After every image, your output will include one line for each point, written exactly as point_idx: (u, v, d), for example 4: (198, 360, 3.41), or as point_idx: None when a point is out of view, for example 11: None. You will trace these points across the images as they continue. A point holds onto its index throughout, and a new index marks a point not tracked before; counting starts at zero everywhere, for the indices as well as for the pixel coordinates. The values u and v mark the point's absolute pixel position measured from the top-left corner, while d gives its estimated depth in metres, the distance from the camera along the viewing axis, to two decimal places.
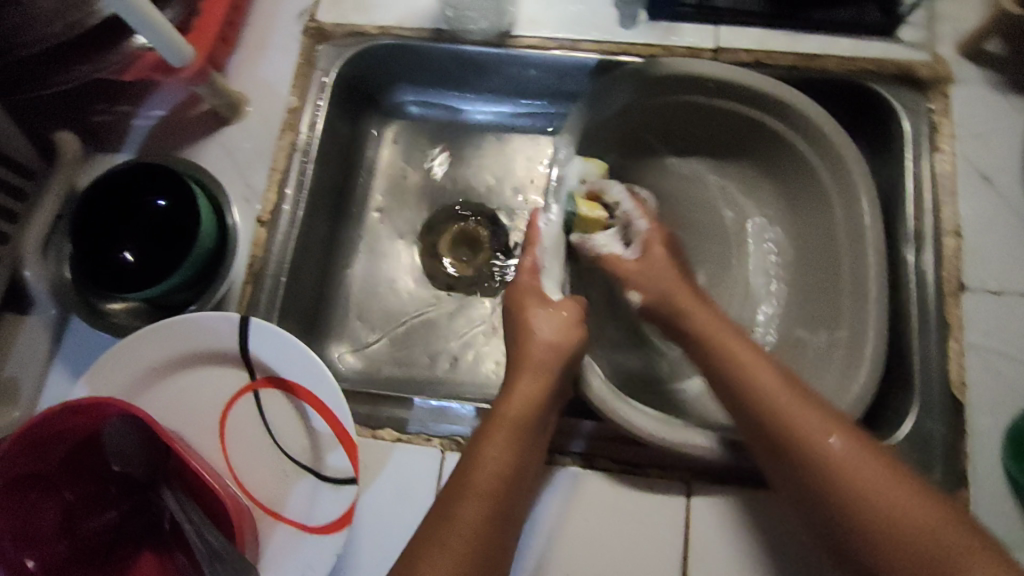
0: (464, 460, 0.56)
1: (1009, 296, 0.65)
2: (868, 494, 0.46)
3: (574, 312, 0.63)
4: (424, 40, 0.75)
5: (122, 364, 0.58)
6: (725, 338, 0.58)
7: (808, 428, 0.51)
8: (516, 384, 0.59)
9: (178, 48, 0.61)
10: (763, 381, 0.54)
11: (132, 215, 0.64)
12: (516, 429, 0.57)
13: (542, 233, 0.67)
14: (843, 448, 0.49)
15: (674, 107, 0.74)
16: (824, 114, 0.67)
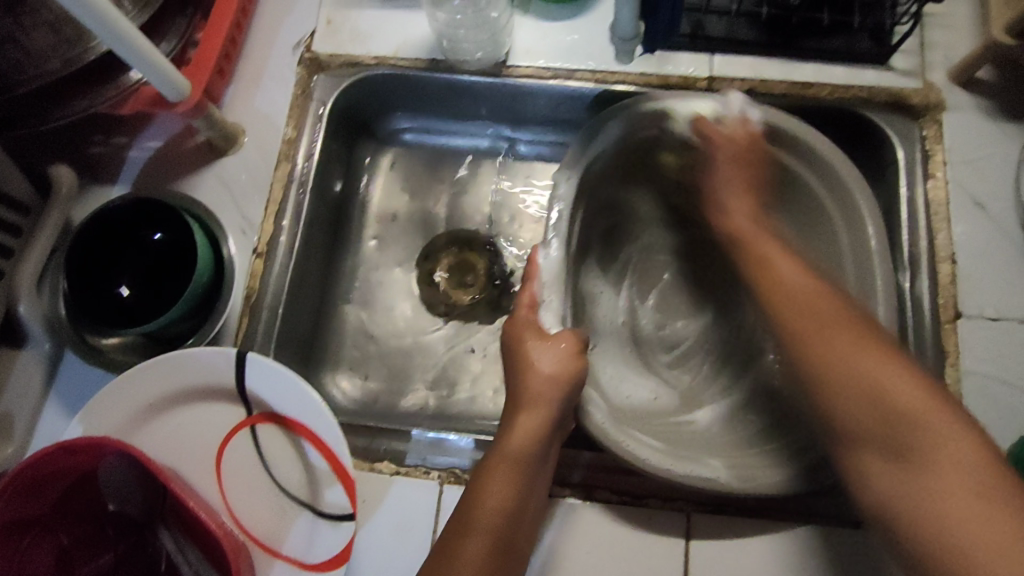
0: (466, 497, 0.57)
1: (1006, 322, 0.65)
2: (877, 386, 0.48)
3: (574, 342, 0.61)
4: (421, 69, 0.75)
5: (117, 402, 0.58)
6: (763, 250, 0.61)
7: (830, 330, 0.52)
8: (514, 420, 0.59)
9: (174, 81, 0.61)
10: (801, 294, 0.56)
11: (129, 249, 0.64)
12: (518, 464, 0.57)
13: (540, 267, 0.65)
14: (834, 312, 0.53)
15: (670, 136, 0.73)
16: (831, 146, 0.67)
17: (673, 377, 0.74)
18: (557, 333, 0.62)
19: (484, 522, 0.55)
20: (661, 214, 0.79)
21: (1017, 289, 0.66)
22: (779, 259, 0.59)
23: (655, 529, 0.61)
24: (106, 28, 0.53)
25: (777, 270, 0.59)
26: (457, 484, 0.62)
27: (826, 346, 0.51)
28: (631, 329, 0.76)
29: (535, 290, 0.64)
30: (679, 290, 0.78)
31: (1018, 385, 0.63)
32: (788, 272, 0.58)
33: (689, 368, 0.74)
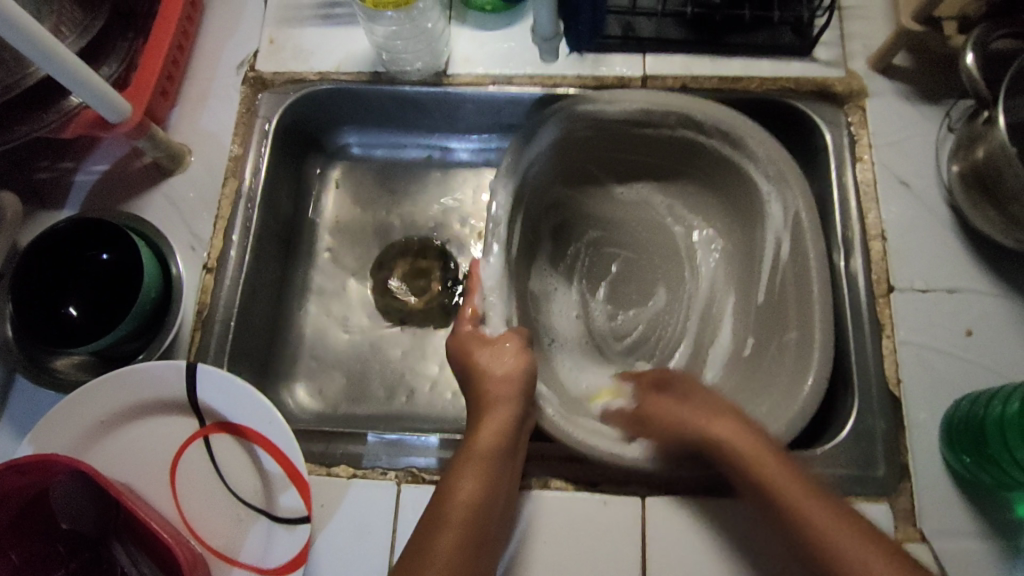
0: (437, 496, 0.57)
1: (937, 293, 0.68)
2: None
3: (519, 340, 0.64)
4: (363, 83, 0.77)
5: (69, 419, 0.58)
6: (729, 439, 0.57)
7: (846, 545, 0.49)
8: (478, 421, 0.60)
9: (114, 104, 0.62)
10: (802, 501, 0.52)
11: (77, 270, 0.65)
12: (486, 457, 0.58)
13: (483, 278, 0.67)
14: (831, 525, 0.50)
15: (610, 138, 0.76)
16: (758, 130, 0.70)
17: (627, 368, 0.76)
18: (501, 334, 0.64)
19: (455, 522, 0.54)
20: (606, 213, 0.81)
21: (944, 261, 0.69)
22: (766, 461, 0.55)
23: (614, 513, 0.62)
24: (44, 55, 0.54)
25: (774, 488, 0.53)
26: (415, 483, 0.63)
27: (852, 573, 0.48)
28: (585, 325, 0.78)
29: (478, 300, 0.66)
30: (627, 282, 0.79)
31: (950, 351, 0.66)
32: (781, 480, 0.53)
33: (642, 359, 0.76)
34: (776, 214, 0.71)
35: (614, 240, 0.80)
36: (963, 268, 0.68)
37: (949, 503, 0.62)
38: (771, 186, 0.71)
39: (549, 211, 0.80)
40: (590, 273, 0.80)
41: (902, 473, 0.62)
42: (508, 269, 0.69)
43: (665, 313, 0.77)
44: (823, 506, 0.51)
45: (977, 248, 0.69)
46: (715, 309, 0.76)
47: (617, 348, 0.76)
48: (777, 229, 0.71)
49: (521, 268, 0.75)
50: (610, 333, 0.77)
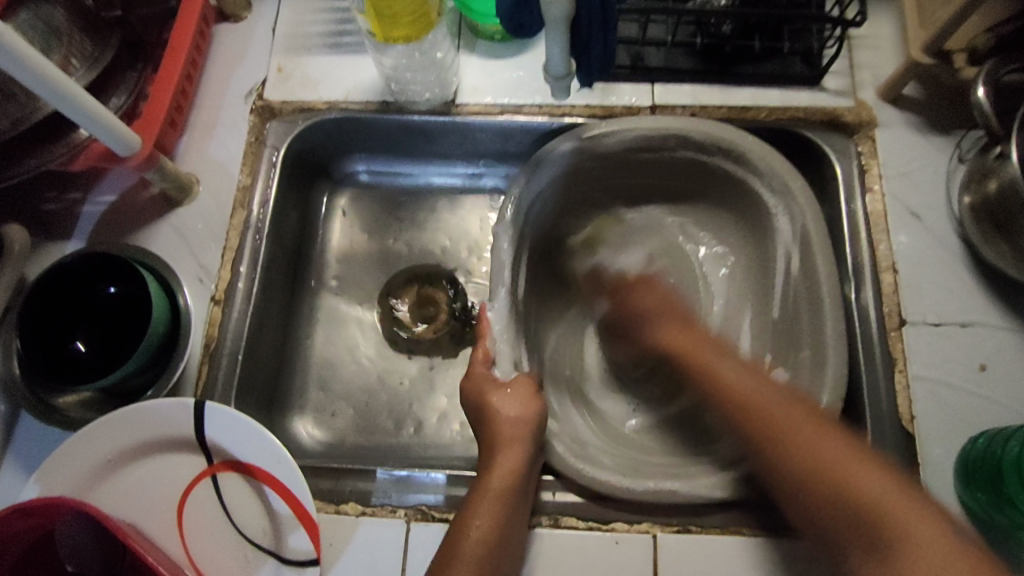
0: (449, 538, 0.56)
1: (949, 327, 0.67)
2: (805, 447, 0.52)
3: (529, 384, 0.64)
4: (372, 111, 0.77)
5: (75, 458, 0.57)
6: (664, 323, 0.68)
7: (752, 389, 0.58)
8: (492, 456, 0.60)
9: (126, 138, 0.62)
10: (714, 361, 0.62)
11: (84, 305, 0.64)
12: (500, 495, 0.58)
13: (490, 323, 0.66)
14: (736, 374, 0.60)
15: (627, 164, 0.76)
16: (763, 146, 0.71)
17: (645, 395, 0.74)
18: (511, 379, 0.64)
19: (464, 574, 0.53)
20: (621, 237, 0.81)
21: (957, 295, 0.68)
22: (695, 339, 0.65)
23: (626, 552, 0.61)
24: (54, 91, 0.54)
25: (804, 442, 0.53)
26: (423, 520, 0.62)
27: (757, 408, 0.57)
28: (601, 352, 0.77)
29: (489, 343, 0.66)
30: (641, 305, 0.77)
31: (963, 386, 0.65)
32: (710, 351, 0.64)
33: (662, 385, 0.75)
34: (787, 237, 0.71)
35: (625, 264, 0.80)
36: (975, 301, 0.68)
37: None
38: (778, 202, 0.72)
39: (555, 244, 0.80)
40: (604, 298, 0.79)
41: None
42: (517, 312, 0.69)
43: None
44: (733, 364, 0.62)
45: (991, 282, 0.68)
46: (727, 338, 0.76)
47: (635, 374, 0.75)
48: (789, 256, 0.71)
49: (530, 303, 0.75)
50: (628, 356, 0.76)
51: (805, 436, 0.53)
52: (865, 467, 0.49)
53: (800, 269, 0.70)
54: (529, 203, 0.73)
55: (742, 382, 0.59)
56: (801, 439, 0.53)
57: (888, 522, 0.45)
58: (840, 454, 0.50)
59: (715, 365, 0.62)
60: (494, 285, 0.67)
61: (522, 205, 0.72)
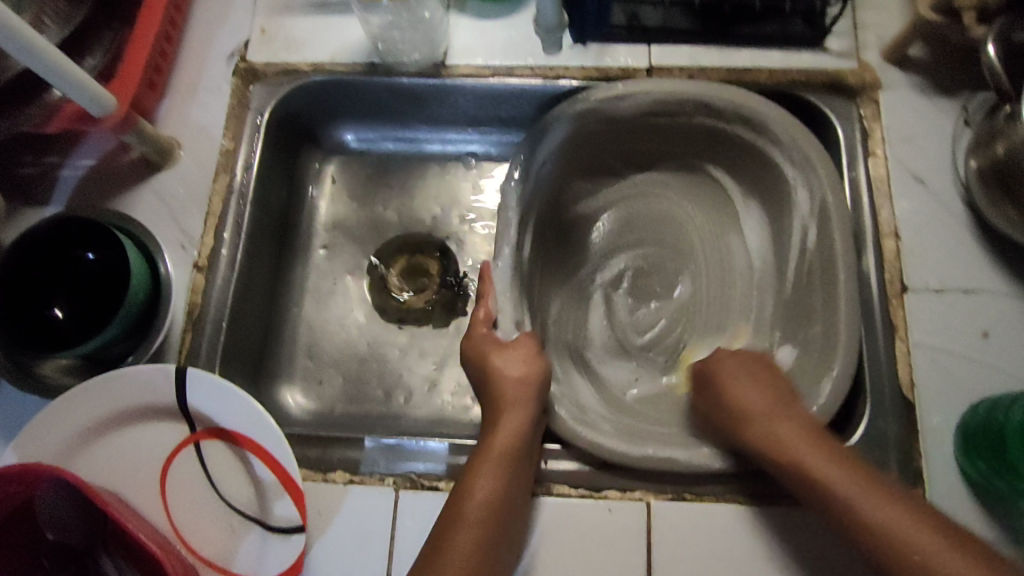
0: (450, 502, 0.55)
1: (951, 294, 0.65)
2: (861, 511, 0.50)
3: (532, 344, 0.63)
4: (359, 74, 0.74)
5: (55, 425, 0.56)
6: (720, 372, 0.64)
7: (789, 440, 0.56)
8: (496, 418, 0.60)
9: (98, 98, 0.60)
10: (746, 407, 0.60)
11: (62, 271, 0.62)
12: (502, 457, 0.57)
13: (494, 281, 0.66)
14: (775, 425, 0.57)
15: (632, 130, 0.74)
16: (773, 107, 0.68)
17: (650, 362, 0.73)
18: (513, 338, 0.64)
19: (468, 538, 0.53)
20: (626, 205, 0.80)
21: (960, 261, 0.66)
22: (736, 385, 0.62)
23: (620, 521, 0.60)
24: (22, 46, 0.51)
25: (892, 529, 0.48)
26: (412, 489, 0.61)
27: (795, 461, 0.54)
28: (606, 319, 0.75)
29: (491, 303, 0.65)
30: (649, 275, 0.77)
31: (965, 354, 0.64)
32: (744, 396, 0.60)
33: (664, 355, 0.74)
34: (804, 210, 0.69)
35: (633, 229, 0.79)
36: (979, 267, 0.66)
37: (963, 514, 0.60)
38: (797, 174, 0.69)
39: (562, 211, 0.78)
40: (608, 265, 0.78)
41: (915, 479, 0.61)
42: (521, 277, 0.69)
43: (687, 304, 0.75)
44: (772, 411, 0.58)
45: (995, 247, 0.66)
46: (728, 309, 0.74)
47: (636, 342, 0.74)
48: (806, 230, 0.69)
49: (532, 272, 0.74)
50: (632, 325, 0.75)
51: (893, 515, 0.48)
52: (928, 536, 0.47)
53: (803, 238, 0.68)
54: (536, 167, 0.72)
55: (806, 451, 0.54)
56: (892, 524, 0.48)
57: None
58: (896, 518, 0.48)
59: (751, 415, 0.59)
60: (498, 241, 0.68)
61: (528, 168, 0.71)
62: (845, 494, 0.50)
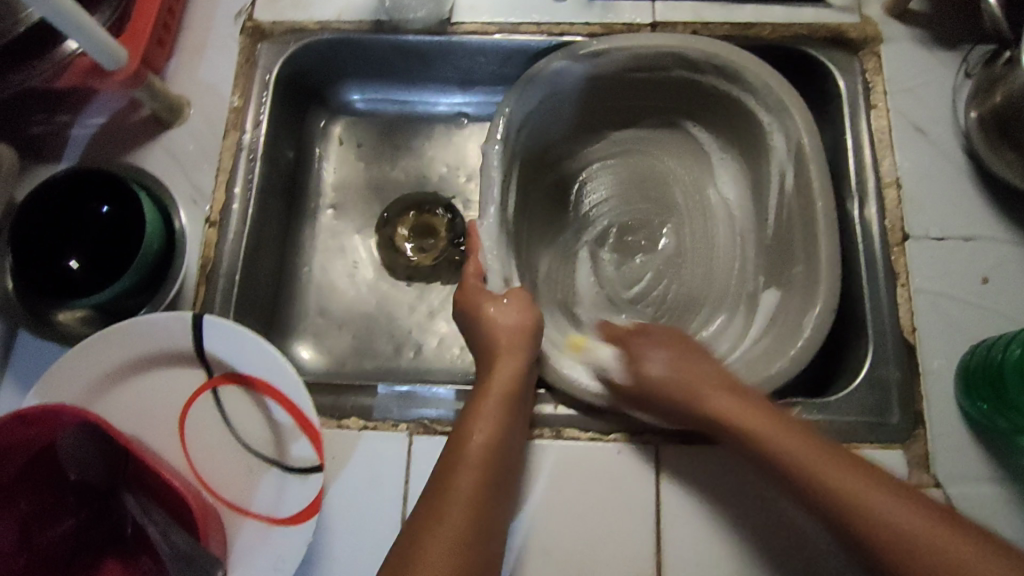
0: (449, 448, 0.56)
1: (951, 241, 0.66)
2: (813, 474, 0.50)
3: (524, 296, 0.64)
4: (365, 32, 0.75)
5: (78, 369, 0.57)
6: (648, 344, 0.64)
7: (736, 412, 0.56)
8: (490, 366, 0.61)
9: (110, 51, 0.61)
10: (684, 377, 0.59)
11: (76, 223, 0.63)
12: (501, 402, 0.58)
13: (480, 236, 0.67)
14: (719, 396, 0.57)
15: (615, 85, 0.75)
16: (758, 63, 0.70)
17: (638, 314, 0.75)
18: (504, 292, 0.64)
19: (470, 481, 0.53)
20: (609, 162, 0.81)
21: (961, 208, 0.67)
22: (677, 356, 0.62)
23: (625, 465, 0.62)
24: None
25: (867, 497, 0.48)
26: (426, 434, 0.62)
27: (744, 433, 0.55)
28: (593, 275, 0.77)
29: (480, 257, 0.66)
30: (635, 229, 0.79)
31: (965, 298, 0.65)
32: (679, 368, 0.60)
33: (652, 306, 0.75)
34: (782, 155, 0.71)
35: (619, 185, 0.80)
36: (979, 215, 0.67)
37: (965, 453, 0.61)
38: (772, 118, 0.71)
39: (546, 168, 0.80)
40: (592, 223, 0.79)
41: (917, 419, 0.62)
42: (509, 235, 0.70)
43: (674, 256, 0.77)
44: (713, 383, 0.58)
45: (996, 195, 0.67)
46: (714, 259, 0.76)
47: (625, 296, 0.76)
48: (785, 173, 0.71)
49: (519, 228, 0.75)
50: (620, 280, 0.77)
51: (849, 482, 0.49)
52: (878, 491, 0.48)
53: (794, 183, 0.70)
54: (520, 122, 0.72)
55: (759, 423, 0.54)
56: (868, 495, 0.48)
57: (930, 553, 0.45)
58: (848, 476, 0.49)
59: (692, 386, 0.59)
60: (482, 202, 0.68)
61: (513, 124, 0.71)
62: (800, 459, 0.51)
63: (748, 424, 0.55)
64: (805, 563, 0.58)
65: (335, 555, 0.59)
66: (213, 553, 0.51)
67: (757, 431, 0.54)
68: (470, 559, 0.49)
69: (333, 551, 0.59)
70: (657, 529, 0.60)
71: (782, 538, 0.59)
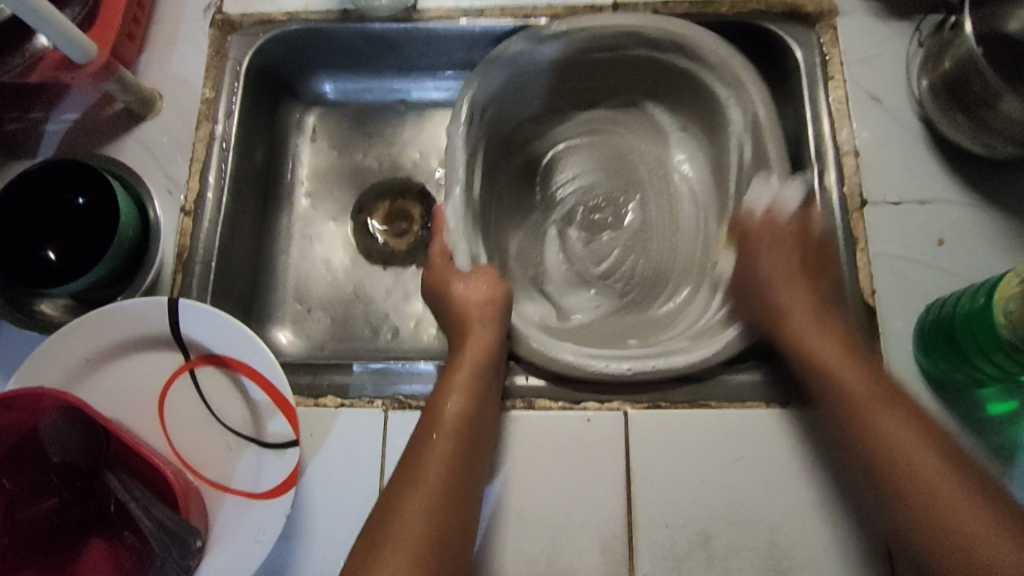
0: (427, 415, 0.59)
1: (908, 205, 0.68)
2: (872, 428, 0.54)
3: (492, 273, 0.66)
4: (333, 21, 0.76)
5: (61, 355, 0.58)
6: (760, 247, 0.67)
7: (819, 351, 0.60)
8: (463, 338, 0.63)
9: (78, 42, 0.62)
10: (785, 303, 0.63)
11: (53, 214, 0.64)
12: (473, 372, 0.60)
13: (446, 216, 0.68)
14: (807, 333, 0.61)
15: (582, 65, 0.77)
16: (715, 40, 0.71)
17: (607, 289, 0.77)
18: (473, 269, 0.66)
19: (442, 448, 0.56)
20: (578, 143, 0.83)
21: (917, 174, 0.69)
22: (784, 274, 0.64)
23: (595, 434, 0.63)
24: None
25: (881, 425, 0.54)
26: (401, 409, 0.64)
27: (821, 368, 0.59)
28: (564, 252, 0.79)
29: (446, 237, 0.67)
30: (602, 208, 0.80)
31: (923, 260, 0.66)
32: (781, 291, 0.64)
33: (622, 281, 0.77)
34: (739, 127, 0.72)
35: (587, 164, 0.82)
36: (935, 179, 0.69)
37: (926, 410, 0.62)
38: (729, 93, 0.72)
39: (515, 149, 0.82)
40: (558, 204, 0.81)
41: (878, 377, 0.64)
42: (472, 211, 0.71)
43: (641, 232, 0.79)
44: (810, 320, 0.62)
45: (950, 159, 0.69)
46: (679, 237, 0.78)
47: (597, 272, 0.78)
48: (741, 144, 0.72)
49: (486, 208, 0.77)
50: (588, 257, 0.78)
51: (911, 444, 0.53)
52: (932, 459, 0.52)
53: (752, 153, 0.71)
54: (484, 103, 0.74)
55: (839, 365, 0.58)
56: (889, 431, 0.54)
57: (965, 529, 0.48)
58: (906, 438, 0.53)
59: (788, 318, 0.62)
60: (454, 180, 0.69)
61: (477, 107, 0.73)
62: (868, 411, 0.55)
63: (825, 361, 0.59)
64: (771, 522, 0.60)
65: (316, 529, 0.61)
66: (193, 524, 0.53)
67: (834, 372, 0.58)
68: (441, 517, 0.52)
69: (314, 525, 0.61)
70: (627, 496, 0.61)
71: (750, 496, 0.61)
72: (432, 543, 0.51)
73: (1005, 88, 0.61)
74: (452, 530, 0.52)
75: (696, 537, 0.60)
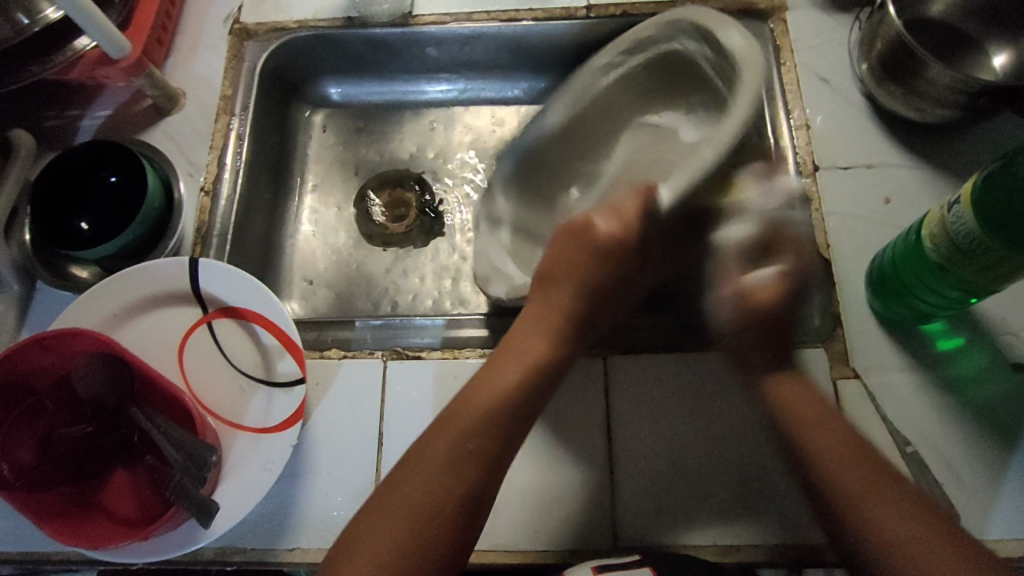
0: (471, 390, 0.58)
1: (857, 169, 0.75)
2: (871, 513, 0.51)
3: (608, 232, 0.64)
4: (339, 27, 0.86)
5: (92, 308, 0.65)
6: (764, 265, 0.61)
7: (820, 432, 0.56)
8: (540, 298, 0.62)
9: (116, 41, 0.71)
10: (789, 390, 0.59)
11: (85, 190, 0.72)
12: (538, 329, 0.60)
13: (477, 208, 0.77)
14: (803, 410, 0.58)
15: (589, 109, 0.77)
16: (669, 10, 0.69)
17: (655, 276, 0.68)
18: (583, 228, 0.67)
19: (466, 419, 0.55)
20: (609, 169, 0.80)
21: (863, 143, 0.76)
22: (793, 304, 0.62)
23: (581, 372, 0.69)
24: None
25: (883, 513, 0.50)
26: (399, 359, 0.70)
27: (816, 452, 0.55)
28: None
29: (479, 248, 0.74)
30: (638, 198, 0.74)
31: (871, 216, 0.73)
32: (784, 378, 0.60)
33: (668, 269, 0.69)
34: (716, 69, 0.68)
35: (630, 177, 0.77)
36: (880, 147, 0.76)
37: (879, 349, 0.68)
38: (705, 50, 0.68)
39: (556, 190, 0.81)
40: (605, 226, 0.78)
41: (835, 320, 0.69)
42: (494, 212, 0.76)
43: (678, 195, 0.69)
44: (807, 401, 0.59)
45: (891, 129, 0.76)
46: None
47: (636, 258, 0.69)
48: None
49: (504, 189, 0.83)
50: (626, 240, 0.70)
51: (917, 529, 0.49)
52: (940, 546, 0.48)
53: None
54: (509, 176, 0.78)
55: (831, 441, 0.55)
56: (883, 499, 0.51)
57: None
58: (914, 522, 0.49)
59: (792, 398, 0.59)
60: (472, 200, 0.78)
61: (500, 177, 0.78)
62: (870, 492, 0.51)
63: (819, 442, 0.55)
64: (741, 453, 0.64)
65: (318, 469, 0.66)
66: (206, 444, 0.59)
67: (826, 452, 0.55)
68: (438, 494, 0.52)
69: (316, 465, 0.66)
70: (606, 432, 0.66)
71: (716, 432, 0.66)
72: (434, 516, 0.51)
73: (931, 58, 0.68)
74: (456, 505, 0.52)
75: (671, 470, 0.64)
